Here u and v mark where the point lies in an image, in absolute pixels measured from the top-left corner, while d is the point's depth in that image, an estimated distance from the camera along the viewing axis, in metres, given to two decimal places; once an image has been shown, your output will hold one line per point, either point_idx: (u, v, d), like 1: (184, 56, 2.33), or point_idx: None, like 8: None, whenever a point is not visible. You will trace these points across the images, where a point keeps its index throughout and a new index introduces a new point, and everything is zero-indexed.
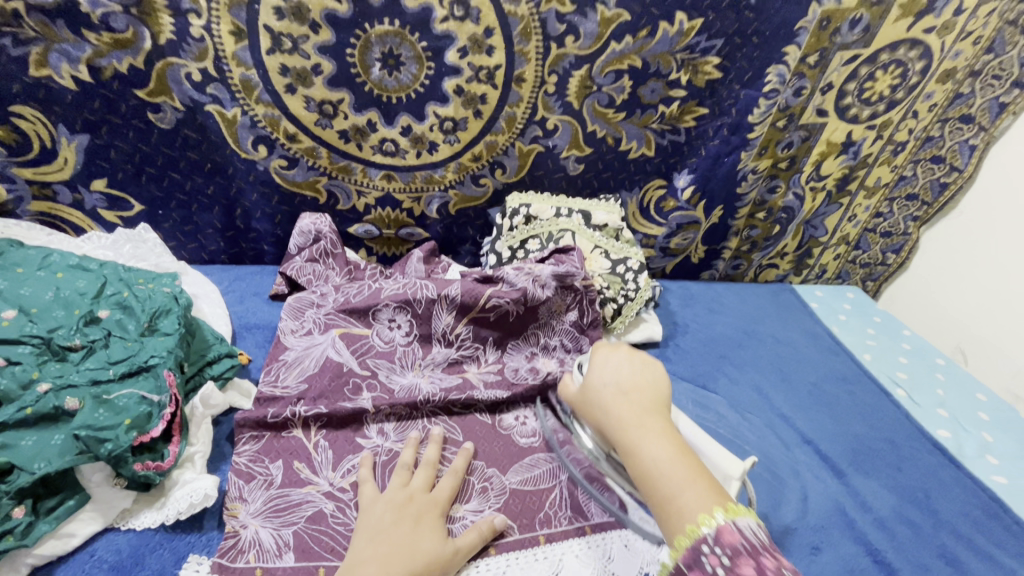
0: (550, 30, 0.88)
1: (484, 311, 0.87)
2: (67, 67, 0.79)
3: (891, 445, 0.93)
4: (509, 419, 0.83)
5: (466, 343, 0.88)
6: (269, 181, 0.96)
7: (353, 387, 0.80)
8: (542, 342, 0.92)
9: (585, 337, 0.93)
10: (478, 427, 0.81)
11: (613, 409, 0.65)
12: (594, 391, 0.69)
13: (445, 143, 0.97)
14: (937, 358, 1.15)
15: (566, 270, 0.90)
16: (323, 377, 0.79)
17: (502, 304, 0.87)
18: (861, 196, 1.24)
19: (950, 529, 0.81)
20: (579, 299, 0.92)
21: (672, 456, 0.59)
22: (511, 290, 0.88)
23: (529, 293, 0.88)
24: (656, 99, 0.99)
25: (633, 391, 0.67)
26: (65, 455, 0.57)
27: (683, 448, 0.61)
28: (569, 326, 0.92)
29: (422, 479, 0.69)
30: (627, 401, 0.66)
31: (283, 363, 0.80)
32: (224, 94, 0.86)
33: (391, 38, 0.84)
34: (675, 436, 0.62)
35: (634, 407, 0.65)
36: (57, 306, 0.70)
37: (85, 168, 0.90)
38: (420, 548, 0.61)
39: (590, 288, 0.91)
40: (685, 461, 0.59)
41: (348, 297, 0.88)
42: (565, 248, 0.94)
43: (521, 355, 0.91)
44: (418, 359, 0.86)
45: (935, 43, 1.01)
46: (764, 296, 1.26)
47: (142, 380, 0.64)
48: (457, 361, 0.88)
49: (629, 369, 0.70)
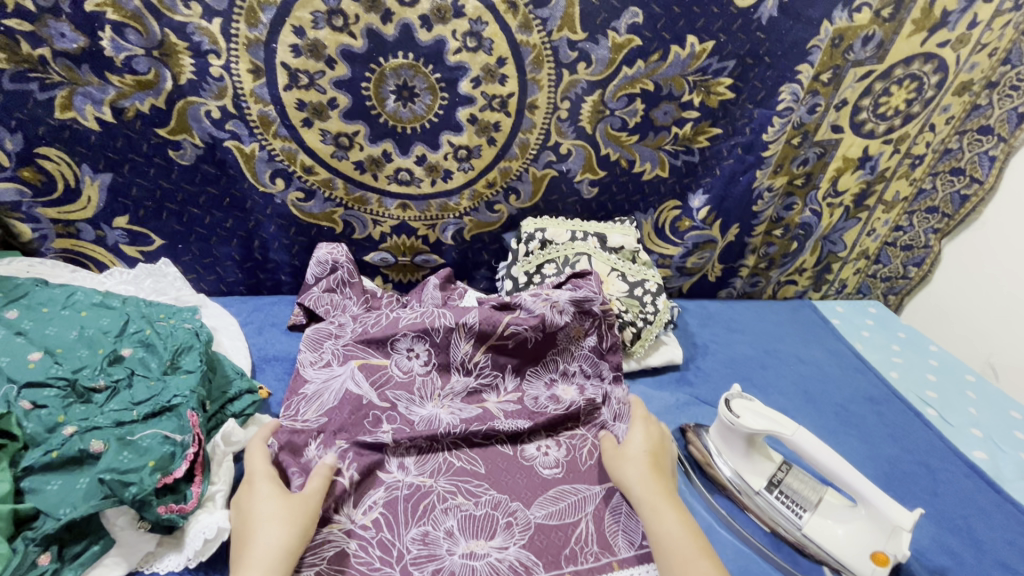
0: (562, 57, 0.88)
1: (502, 338, 0.87)
2: (91, 108, 0.81)
3: (925, 469, 0.90)
4: (530, 450, 0.82)
5: (485, 372, 0.88)
6: (287, 213, 0.97)
7: (374, 419, 0.79)
8: (561, 368, 0.91)
9: (604, 363, 0.92)
10: (500, 458, 0.80)
11: (639, 477, 0.71)
12: (627, 454, 0.75)
13: (459, 171, 0.98)
14: (967, 375, 1.12)
15: (584, 296, 0.89)
16: (343, 411, 0.79)
17: (519, 332, 0.87)
18: (880, 210, 1.22)
19: (994, 559, 0.78)
20: (598, 324, 0.91)
21: (684, 532, 0.64)
22: (528, 318, 0.87)
23: (546, 319, 0.87)
24: (669, 121, 0.98)
25: (660, 466, 0.74)
26: (90, 499, 0.56)
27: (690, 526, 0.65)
28: (589, 352, 0.91)
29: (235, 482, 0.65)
30: (656, 478, 0.71)
31: (304, 398, 0.80)
32: (243, 129, 0.87)
33: (405, 70, 0.85)
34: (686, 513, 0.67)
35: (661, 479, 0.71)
36: (81, 346, 0.70)
37: (107, 206, 0.91)
38: (273, 521, 0.59)
39: (609, 312, 0.92)
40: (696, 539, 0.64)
41: (366, 328, 0.87)
42: (581, 272, 0.93)
43: (540, 383, 0.90)
44: (437, 389, 0.86)
45: (950, 57, 1.00)
46: (783, 314, 1.24)
47: (166, 419, 0.64)
48: (476, 390, 0.87)
49: (654, 439, 0.77)
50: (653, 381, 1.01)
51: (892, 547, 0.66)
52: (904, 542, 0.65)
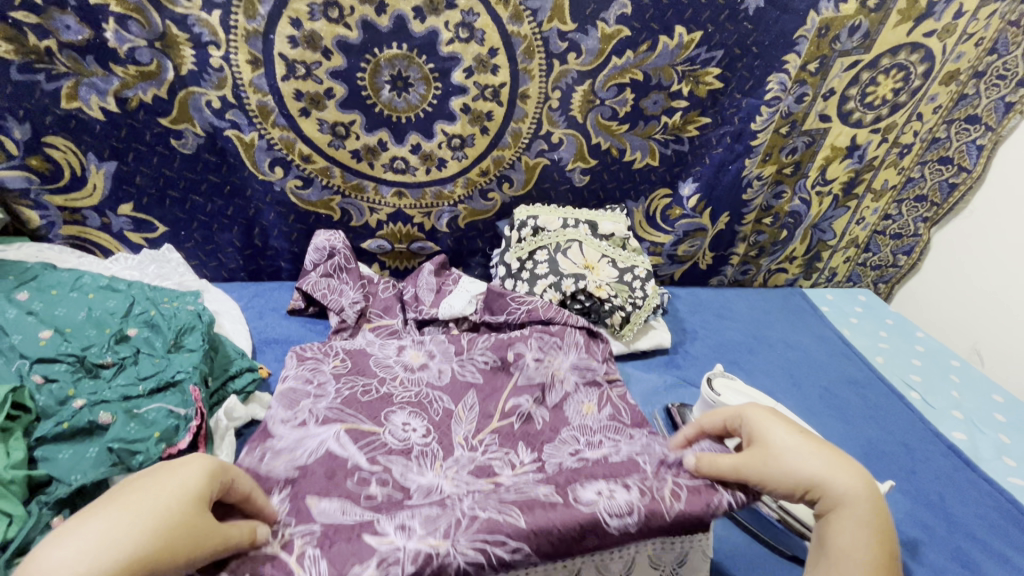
0: (553, 48, 0.91)
1: (507, 413, 0.78)
2: (96, 98, 0.84)
3: (904, 448, 0.93)
4: (587, 494, 0.57)
5: (493, 450, 0.73)
6: (286, 201, 1.00)
7: (358, 483, 0.65)
8: (585, 439, 0.76)
9: (630, 429, 0.77)
10: (545, 510, 0.55)
11: (823, 463, 0.53)
12: (780, 443, 0.55)
13: (453, 159, 1.00)
14: (952, 360, 1.14)
15: (585, 362, 0.88)
16: (317, 475, 0.64)
17: (523, 405, 0.79)
18: (868, 198, 1.24)
19: (965, 533, 0.80)
20: (608, 394, 0.84)
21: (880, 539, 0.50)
22: (528, 384, 0.82)
23: (547, 388, 0.82)
24: (658, 110, 1.01)
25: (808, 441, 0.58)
26: (99, 467, 0.60)
27: (885, 534, 0.50)
28: (605, 422, 0.79)
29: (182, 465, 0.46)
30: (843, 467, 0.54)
31: (269, 449, 0.67)
32: (242, 119, 0.90)
33: (399, 61, 0.88)
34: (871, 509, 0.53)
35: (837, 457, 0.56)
36: (90, 326, 0.74)
37: (112, 194, 0.94)
38: (142, 502, 0.41)
39: (615, 384, 0.87)
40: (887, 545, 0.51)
41: (354, 393, 0.77)
42: (593, 331, 0.93)
43: (564, 452, 0.73)
44: (438, 459, 0.71)
45: (936, 47, 1.02)
46: (773, 301, 1.27)
47: (170, 395, 0.67)
48: (486, 465, 0.70)
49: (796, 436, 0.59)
50: (642, 364, 1.04)
51: None
52: None
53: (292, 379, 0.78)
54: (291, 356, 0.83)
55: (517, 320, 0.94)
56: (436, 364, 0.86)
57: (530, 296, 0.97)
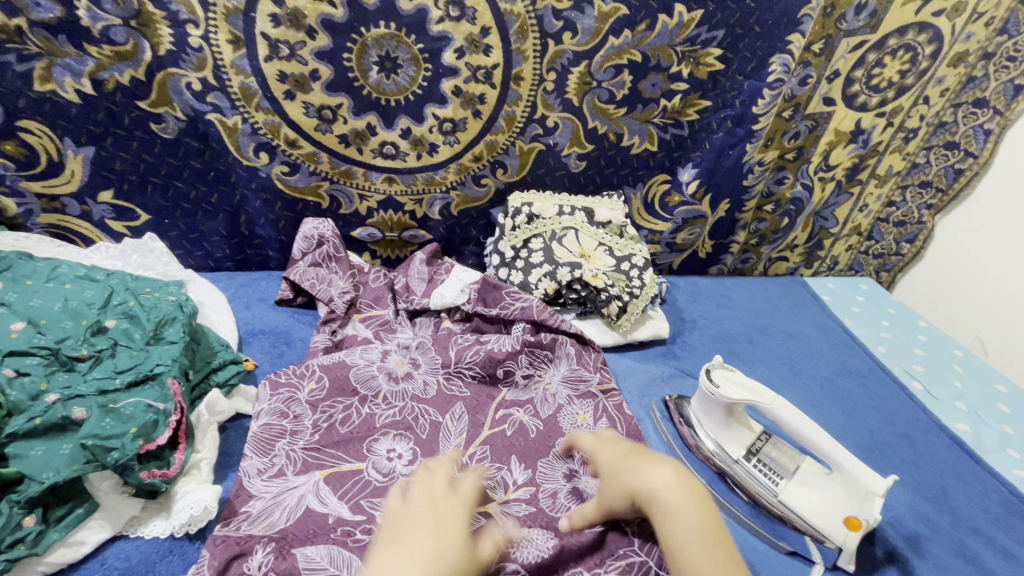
0: (547, 27, 0.87)
1: (497, 427, 0.79)
2: (70, 80, 0.81)
3: (906, 440, 0.91)
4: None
5: (484, 463, 0.74)
6: (272, 187, 0.97)
7: (344, 537, 0.63)
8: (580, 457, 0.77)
9: None
10: None
11: (636, 478, 0.60)
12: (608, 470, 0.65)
13: (445, 144, 0.97)
14: (955, 350, 1.12)
15: (577, 373, 0.87)
16: (299, 537, 0.62)
17: (515, 415, 0.81)
18: (872, 184, 1.21)
19: (968, 527, 0.79)
20: (602, 407, 0.84)
21: (699, 527, 0.54)
22: (517, 400, 0.83)
23: (537, 402, 0.83)
24: (657, 93, 0.97)
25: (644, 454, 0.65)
26: (73, 464, 0.57)
27: (699, 517, 0.55)
28: None
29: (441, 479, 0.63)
30: (657, 462, 0.61)
31: (247, 517, 0.63)
32: (225, 102, 0.86)
33: (387, 41, 0.84)
34: (696, 501, 0.57)
35: (661, 464, 0.61)
36: (65, 317, 0.70)
37: (91, 180, 0.91)
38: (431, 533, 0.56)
39: (610, 394, 0.86)
40: (712, 530, 0.54)
41: (333, 426, 0.74)
42: (586, 339, 0.91)
43: (558, 473, 0.74)
44: None
45: (945, 26, 0.99)
46: (774, 290, 1.24)
47: (148, 388, 0.65)
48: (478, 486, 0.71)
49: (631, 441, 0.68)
50: (639, 355, 1.01)
51: (865, 513, 0.68)
52: (875, 507, 0.67)
53: (266, 415, 0.73)
54: (265, 383, 0.77)
55: (510, 317, 0.90)
56: (421, 375, 0.84)
57: (527, 294, 0.93)
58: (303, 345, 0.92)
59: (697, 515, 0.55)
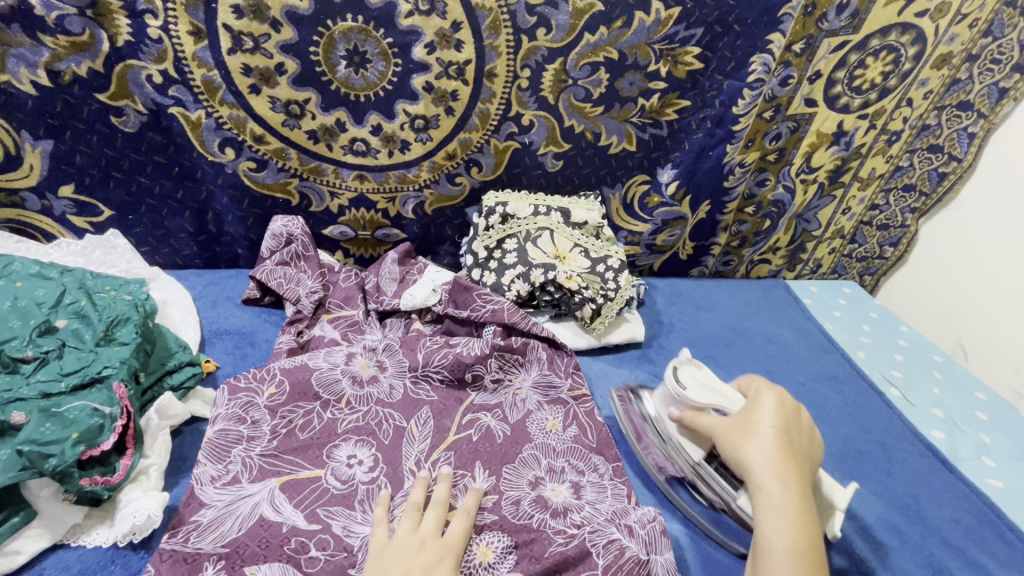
0: (520, 23, 0.85)
1: (463, 433, 0.77)
2: (25, 71, 0.78)
3: (880, 448, 0.90)
4: None
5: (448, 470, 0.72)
6: (239, 183, 0.94)
7: (296, 549, 0.61)
8: (546, 464, 0.75)
9: (593, 454, 0.77)
10: None
11: (770, 461, 0.63)
12: (752, 426, 0.67)
13: (417, 142, 0.95)
14: (934, 356, 1.11)
15: (548, 378, 0.85)
16: (249, 550, 0.60)
17: (482, 420, 0.79)
18: (855, 187, 1.20)
19: (938, 537, 0.78)
20: (573, 413, 0.82)
21: (802, 538, 0.58)
22: (485, 405, 0.81)
23: (506, 407, 0.81)
24: (635, 92, 0.95)
25: (792, 446, 0.66)
26: (8, 471, 0.54)
27: (808, 534, 0.59)
28: (570, 444, 0.78)
29: (433, 520, 0.63)
30: (790, 464, 0.63)
31: (196, 528, 0.61)
32: (187, 95, 0.84)
33: (355, 34, 0.82)
34: (810, 518, 0.60)
35: (794, 470, 0.63)
36: (13, 316, 0.68)
37: (51, 174, 0.88)
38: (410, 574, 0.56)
39: (580, 399, 0.85)
40: (811, 545, 0.58)
41: (292, 432, 0.72)
42: (559, 343, 0.89)
43: (523, 481, 0.72)
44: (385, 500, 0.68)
45: (928, 28, 0.97)
46: (755, 293, 1.22)
47: (95, 392, 0.63)
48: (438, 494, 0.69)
49: (789, 418, 0.68)
50: (614, 359, 1.00)
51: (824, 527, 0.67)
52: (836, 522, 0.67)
53: (222, 421, 0.71)
54: (223, 387, 0.74)
55: (480, 320, 0.88)
56: (387, 378, 0.81)
57: (499, 296, 0.91)
58: (268, 346, 0.90)
59: (807, 530, 0.59)
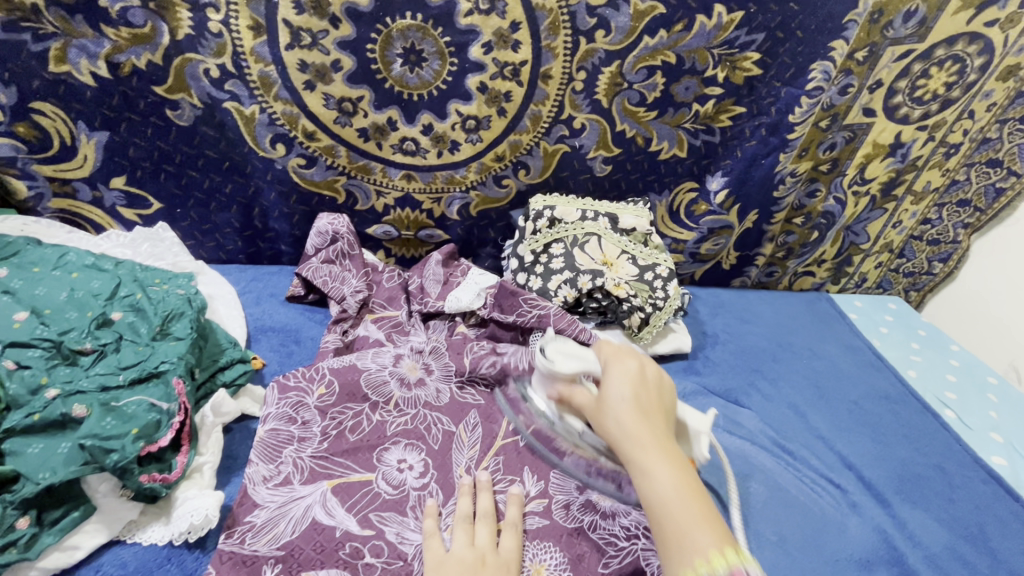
0: (579, 24, 0.83)
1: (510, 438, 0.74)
2: (86, 62, 0.78)
3: (940, 472, 0.86)
4: None
5: (499, 477, 0.70)
6: (287, 180, 0.94)
7: (352, 555, 0.60)
8: None
9: None
10: None
11: (626, 428, 0.58)
12: (602, 401, 0.61)
13: (467, 142, 0.94)
14: (989, 377, 1.07)
15: None
16: (306, 554, 0.60)
17: None
18: (907, 201, 1.16)
19: (1008, 570, 0.75)
20: None
21: (679, 484, 0.53)
22: None
23: None
24: (689, 97, 0.93)
25: (644, 399, 0.61)
26: (70, 464, 0.55)
27: (685, 480, 0.54)
28: None
29: (487, 534, 0.61)
30: (645, 420, 0.58)
31: (251, 529, 0.61)
32: (242, 91, 0.83)
33: (412, 33, 0.81)
34: (682, 463, 0.56)
35: (652, 426, 0.58)
36: (71, 308, 0.68)
37: (104, 165, 0.88)
38: None
39: None
40: (689, 487, 0.53)
41: (342, 433, 0.71)
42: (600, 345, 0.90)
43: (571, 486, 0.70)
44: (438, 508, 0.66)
45: (997, 38, 0.93)
46: (799, 306, 1.19)
47: (152, 387, 0.62)
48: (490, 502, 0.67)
49: (635, 374, 0.63)
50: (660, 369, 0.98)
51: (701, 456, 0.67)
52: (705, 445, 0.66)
53: (273, 420, 0.70)
54: (273, 386, 0.73)
55: (527, 326, 0.87)
56: (434, 382, 0.79)
57: (546, 302, 0.90)
58: (313, 345, 0.90)
59: (684, 477, 0.54)
